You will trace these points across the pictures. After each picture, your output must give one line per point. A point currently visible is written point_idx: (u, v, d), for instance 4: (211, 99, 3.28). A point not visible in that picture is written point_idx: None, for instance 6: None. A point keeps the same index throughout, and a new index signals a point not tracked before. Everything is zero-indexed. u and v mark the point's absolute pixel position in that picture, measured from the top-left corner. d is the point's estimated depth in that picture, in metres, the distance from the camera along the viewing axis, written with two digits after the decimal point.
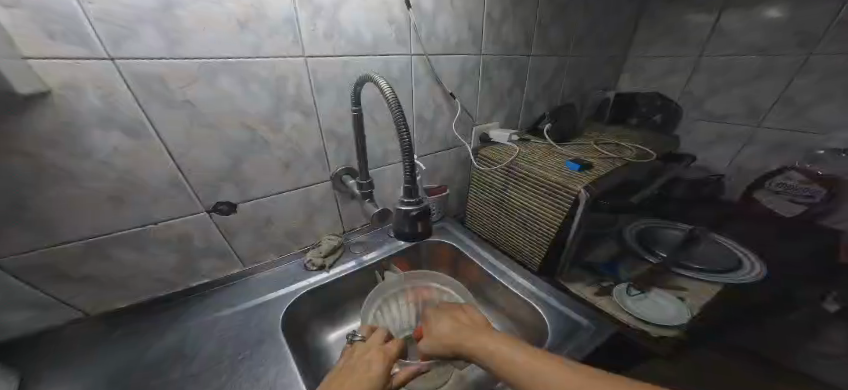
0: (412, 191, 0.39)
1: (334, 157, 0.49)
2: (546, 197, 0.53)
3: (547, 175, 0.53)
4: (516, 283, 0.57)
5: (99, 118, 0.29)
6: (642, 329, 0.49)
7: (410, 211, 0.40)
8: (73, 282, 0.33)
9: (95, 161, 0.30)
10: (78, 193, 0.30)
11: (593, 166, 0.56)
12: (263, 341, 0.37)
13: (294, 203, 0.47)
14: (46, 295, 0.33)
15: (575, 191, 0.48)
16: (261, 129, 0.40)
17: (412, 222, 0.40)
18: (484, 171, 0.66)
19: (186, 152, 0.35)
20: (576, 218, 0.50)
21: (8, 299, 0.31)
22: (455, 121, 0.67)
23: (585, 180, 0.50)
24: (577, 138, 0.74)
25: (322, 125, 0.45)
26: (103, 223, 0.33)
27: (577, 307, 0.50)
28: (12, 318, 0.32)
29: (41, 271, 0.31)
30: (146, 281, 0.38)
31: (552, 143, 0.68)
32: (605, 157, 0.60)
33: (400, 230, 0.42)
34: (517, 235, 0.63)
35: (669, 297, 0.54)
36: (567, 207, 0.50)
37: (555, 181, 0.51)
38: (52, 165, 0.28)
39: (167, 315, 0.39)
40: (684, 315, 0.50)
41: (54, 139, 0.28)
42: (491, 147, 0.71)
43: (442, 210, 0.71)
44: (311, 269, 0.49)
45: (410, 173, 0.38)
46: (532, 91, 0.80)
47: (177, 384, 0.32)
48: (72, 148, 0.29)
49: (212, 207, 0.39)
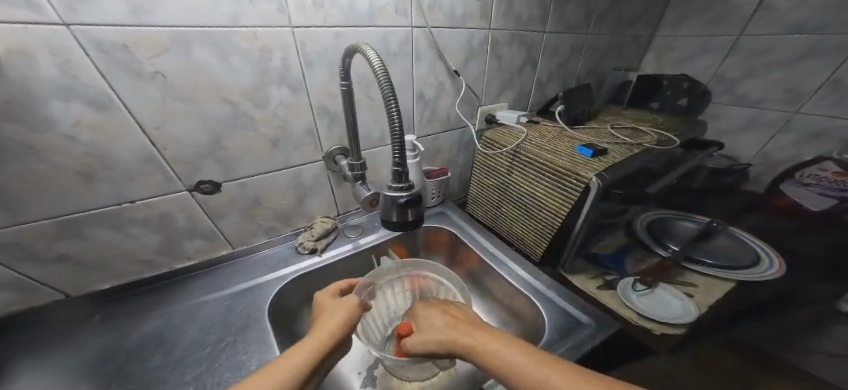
0: (401, 175, 0.37)
1: (326, 136, 0.46)
2: (554, 183, 0.49)
3: (557, 161, 0.49)
4: (514, 274, 0.55)
5: (59, 89, 0.27)
6: (643, 325, 0.47)
7: (399, 196, 0.36)
8: (51, 261, 0.33)
9: (60, 134, 0.28)
10: (44, 168, 0.29)
11: (608, 152, 0.51)
12: (248, 328, 0.36)
13: (283, 183, 0.45)
14: (22, 275, 0.32)
15: (585, 180, 0.44)
16: (244, 105, 0.37)
17: (401, 208, 0.37)
18: (489, 153, 0.63)
19: (161, 126, 0.33)
20: (584, 210, 0.46)
21: None
22: (458, 101, 0.63)
23: (599, 167, 0.46)
24: (591, 121, 0.68)
25: (312, 102, 0.43)
26: (77, 201, 0.32)
27: (576, 302, 0.48)
28: None
29: (12, 249, 0.30)
30: (128, 262, 0.37)
31: (563, 125, 0.63)
32: (622, 143, 0.55)
33: (385, 216, 0.38)
34: (519, 223, 0.60)
35: (677, 294, 0.51)
36: (576, 196, 0.46)
37: (564, 168, 0.47)
38: (11, 138, 0.26)
39: (154, 297, 0.39)
40: (692, 312, 0.47)
41: (10, 108, 0.25)
42: (498, 128, 0.66)
43: (441, 193, 0.68)
44: (302, 252, 0.48)
45: (400, 154, 0.35)
46: (545, 71, 0.74)
47: (157, 372, 0.31)
48: (31, 120, 0.27)
49: (194, 186, 0.38)
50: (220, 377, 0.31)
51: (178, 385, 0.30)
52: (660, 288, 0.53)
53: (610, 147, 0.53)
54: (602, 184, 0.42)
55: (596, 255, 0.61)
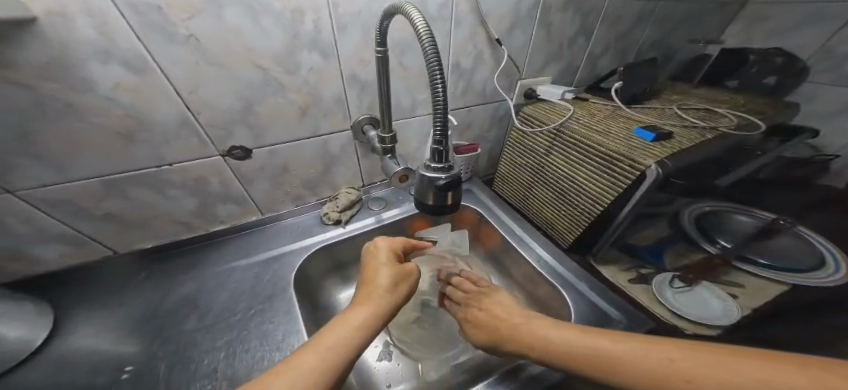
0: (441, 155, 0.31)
1: (356, 104, 0.45)
2: (601, 168, 0.44)
3: (609, 144, 0.43)
4: (541, 261, 0.52)
5: (95, 50, 0.26)
6: (674, 324, 0.44)
7: (437, 179, 0.31)
8: (99, 219, 0.35)
9: (100, 96, 0.28)
10: (88, 129, 0.29)
11: (673, 136, 0.44)
12: (273, 298, 0.38)
13: (310, 150, 0.45)
14: (78, 232, 0.35)
15: (642, 167, 0.38)
16: (274, 70, 0.36)
17: (439, 192, 0.31)
18: (529, 131, 0.58)
19: (194, 91, 0.32)
20: (632, 200, 0.41)
21: (38, 233, 0.33)
22: (497, 73, 0.57)
23: (660, 154, 0.39)
24: (652, 100, 0.59)
25: (343, 70, 0.41)
26: (120, 161, 0.33)
27: (608, 297, 0.45)
28: (47, 253, 0.34)
29: (64, 205, 0.32)
30: (167, 223, 0.40)
31: (619, 102, 0.55)
32: (692, 127, 0.47)
33: (419, 198, 0.33)
34: (552, 207, 0.56)
35: (719, 294, 0.47)
36: (625, 185, 0.41)
37: (617, 153, 0.42)
38: (53, 98, 0.27)
39: (193, 256, 0.42)
40: (733, 315, 0.44)
41: (51, 70, 0.25)
42: (540, 104, 0.60)
43: (470, 170, 0.65)
44: (327, 223, 0.50)
45: (442, 131, 0.31)
46: (601, 41, 0.64)
47: (190, 336, 0.32)
48: (72, 81, 0.27)
49: (227, 151, 0.38)
50: (250, 344, 0.32)
51: (208, 350, 0.31)
52: (701, 287, 0.49)
53: (676, 132, 0.46)
54: (662, 174, 0.36)
55: (633, 246, 0.57)
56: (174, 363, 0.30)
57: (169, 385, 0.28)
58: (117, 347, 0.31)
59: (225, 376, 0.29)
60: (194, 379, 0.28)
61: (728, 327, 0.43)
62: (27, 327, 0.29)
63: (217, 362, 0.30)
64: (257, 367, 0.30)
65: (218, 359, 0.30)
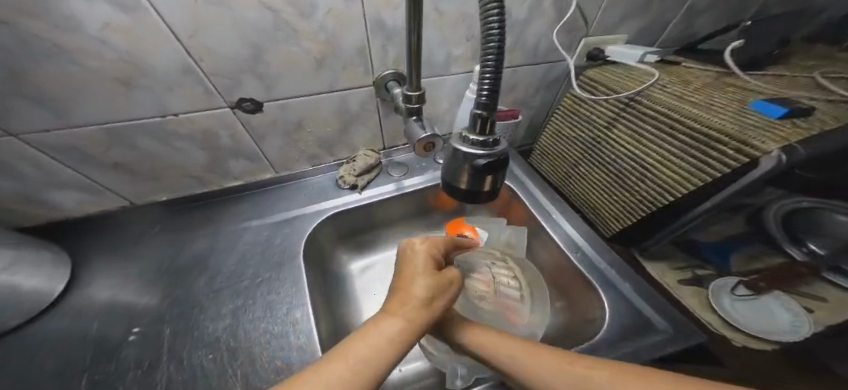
0: (486, 124, 0.20)
1: (380, 55, 0.39)
2: (690, 150, 0.34)
3: (708, 118, 0.33)
4: (582, 256, 0.45)
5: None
6: (722, 334, 0.40)
7: (478, 156, 0.20)
8: (111, 168, 0.36)
9: (89, 37, 0.26)
10: (80, 73, 0.27)
11: (812, 113, 0.31)
12: (282, 265, 0.39)
13: (327, 107, 0.41)
14: (89, 180, 0.36)
15: (759, 150, 0.28)
16: (286, 12, 0.30)
17: (474, 175, 0.20)
18: (588, 99, 0.48)
19: (193, 36, 0.29)
20: (723, 195, 0.32)
21: (54, 178, 0.34)
22: (557, 27, 0.46)
23: (786, 134, 0.28)
24: (783, 62, 0.43)
25: (367, 12, 0.34)
26: (122, 110, 0.32)
27: (657, 303, 0.39)
28: (66, 198, 0.37)
29: (68, 150, 0.33)
30: (177, 176, 0.40)
31: (729, 67, 0.40)
32: (840, 102, 0.32)
33: (447, 181, 0.22)
34: (605, 192, 0.48)
35: (791, 308, 0.42)
36: (721, 173, 0.31)
37: (719, 131, 0.31)
38: (36, 36, 0.24)
39: (207, 209, 0.44)
40: (802, 331, 0.39)
41: (27, 4, 0.22)
42: (608, 67, 0.49)
43: (506, 139, 0.57)
44: (342, 187, 0.48)
45: (493, 88, 0.19)
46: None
47: (201, 297, 0.35)
48: (51, 17, 0.24)
49: (236, 103, 0.36)
50: (253, 315, 0.34)
51: (214, 317, 0.33)
52: (770, 298, 0.43)
53: (815, 107, 0.32)
54: (786, 163, 0.26)
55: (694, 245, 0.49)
56: (182, 323, 0.32)
57: (172, 352, 0.30)
58: (139, 296, 0.34)
59: (228, 346, 0.31)
60: (198, 345, 0.31)
61: (792, 342, 0.38)
62: (46, 278, 0.32)
63: (219, 331, 0.32)
64: (258, 340, 0.32)
65: (222, 328, 0.32)
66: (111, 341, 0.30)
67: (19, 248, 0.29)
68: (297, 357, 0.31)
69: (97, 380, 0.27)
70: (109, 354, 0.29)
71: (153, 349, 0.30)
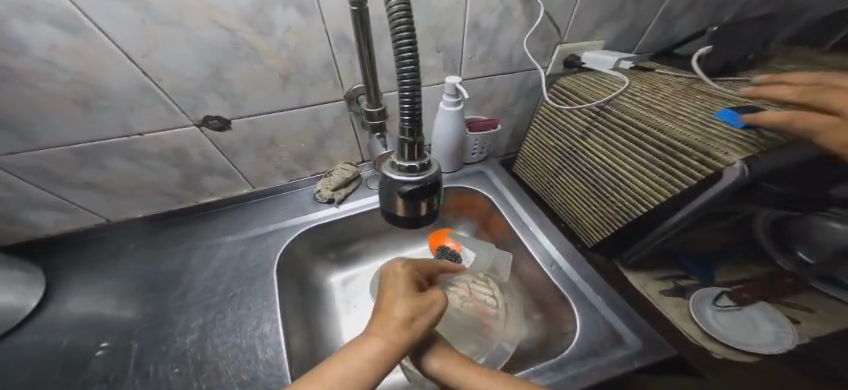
0: (413, 150, 0.20)
1: (348, 70, 0.39)
2: (660, 161, 0.34)
3: (674, 129, 0.32)
4: (553, 266, 0.46)
5: (11, 6, 0.23)
6: (701, 346, 0.39)
7: (403, 184, 0.20)
8: (84, 186, 0.37)
9: (36, 59, 0.26)
10: (38, 95, 0.28)
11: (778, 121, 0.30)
12: (255, 280, 0.39)
13: (298, 123, 0.42)
14: (60, 198, 0.37)
15: (720, 163, 0.27)
16: (244, 31, 0.31)
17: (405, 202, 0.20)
18: (562, 108, 0.47)
19: (147, 55, 0.29)
20: (692, 205, 0.31)
21: (28, 197, 0.35)
22: (528, 34, 0.46)
23: (748, 144, 0.28)
24: (760, 67, 0.42)
25: (328, 29, 0.35)
26: (83, 130, 0.32)
27: (628, 316, 0.39)
28: (42, 217, 0.38)
29: (37, 171, 0.33)
30: (153, 192, 0.41)
31: (698, 75, 0.39)
32: None
33: (386, 208, 0.22)
34: (584, 201, 0.47)
35: (776, 319, 0.40)
36: (690, 184, 0.31)
37: (683, 141, 0.31)
38: None
39: (185, 225, 0.45)
40: (785, 343, 0.38)
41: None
42: (582, 75, 0.48)
43: (486, 149, 0.57)
44: (320, 201, 0.48)
45: (413, 115, 0.19)
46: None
47: (173, 309, 0.35)
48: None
49: (202, 121, 0.36)
50: (223, 329, 0.34)
51: (183, 332, 0.33)
52: (755, 308, 0.42)
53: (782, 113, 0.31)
54: (749, 175, 0.25)
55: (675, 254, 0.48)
56: (150, 337, 0.33)
57: (139, 365, 0.30)
58: (111, 312, 0.35)
59: (195, 360, 0.31)
60: (165, 360, 0.31)
61: (772, 355, 0.37)
62: (17, 294, 0.33)
63: (187, 345, 0.32)
64: (225, 355, 0.32)
65: (190, 342, 0.32)
66: (80, 354, 0.31)
67: None
68: (265, 370, 0.31)
69: None
70: (75, 370, 0.30)
71: (120, 364, 0.30)
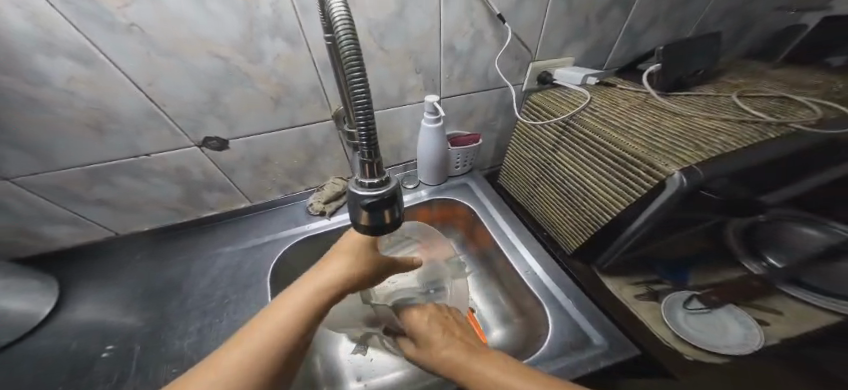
0: (372, 168, 0.22)
1: (334, 93, 0.43)
2: (618, 172, 0.37)
3: (626, 142, 0.36)
4: (530, 271, 0.49)
5: (37, 46, 0.27)
6: (674, 348, 0.40)
7: (363, 197, 0.21)
8: (94, 202, 0.40)
9: (58, 90, 0.30)
10: (58, 122, 0.32)
11: (717, 134, 0.33)
12: (249, 287, 0.42)
13: (290, 141, 0.45)
14: (73, 213, 0.40)
15: (661, 174, 0.31)
16: (236, 59, 0.35)
17: (369, 216, 0.22)
18: (535, 123, 0.51)
19: (152, 84, 0.33)
20: (645, 211, 0.34)
21: (45, 213, 0.39)
22: (500, 54, 0.50)
23: (687, 157, 0.31)
24: (713, 82, 0.46)
25: (314, 56, 0.38)
26: (96, 152, 0.36)
27: (595, 316, 0.42)
28: (56, 231, 0.41)
29: (52, 188, 0.37)
30: (156, 207, 0.45)
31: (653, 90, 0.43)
32: (749, 122, 0.35)
33: (353, 222, 0.24)
34: (560, 209, 0.51)
35: (744, 321, 0.42)
36: (642, 192, 0.34)
37: (632, 153, 0.34)
38: (13, 93, 0.29)
39: (185, 238, 0.48)
40: (751, 344, 0.39)
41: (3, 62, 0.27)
42: (552, 91, 0.52)
43: (469, 161, 0.60)
44: (312, 214, 0.52)
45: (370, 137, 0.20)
46: (646, 15, 0.54)
47: (174, 315, 0.38)
48: (27, 77, 0.28)
49: (202, 142, 0.40)
50: (218, 332, 0.37)
51: (182, 336, 0.36)
52: (723, 310, 0.44)
53: (722, 128, 0.34)
54: (687, 185, 0.28)
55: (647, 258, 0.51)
56: (151, 341, 0.36)
57: (141, 367, 0.33)
58: (117, 319, 0.38)
59: (191, 362, 0.34)
60: (164, 361, 0.34)
61: (738, 354, 0.39)
62: (33, 302, 0.36)
63: (185, 348, 0.35)
64: None
65: (187, 345, 0.35)
66: (86, 357, 0.34)
67: (9, 277, 0.34)
68: None
69: None
70: (81, 371, 0.33)
71: (124, 366, 0.33)
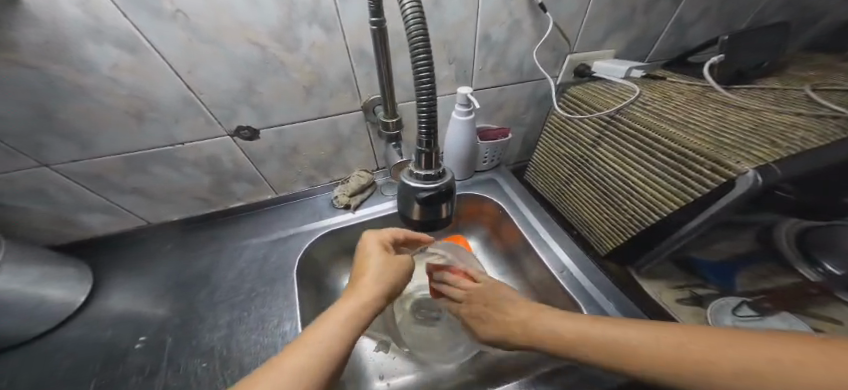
0: (429, 159, 0.23)
1: (366, 82, 0.41)
2: (672, 170, 0.33)
3: (685, 138, 0.32)
4: (565, 272, 0.46)
5: (85, 30, 0.27)
6: None
7: (420, 190, 0.22)
8: (128, 191, 0.40)
9: (103, 76, 0.30)
10: (99, 109, 0.32)
11: (796, 130, 0.29)
12: (277, 281, 0.41)
13: (318, 132, 0.44)
14: (108, 202, 0.41)
15: (729, 171, 0.27)
16: (272, 47, 0.34)
17: (424, 208, 0.23)
18: (572, 117, 0.48)
19: (191, 72, 0.33)
20: (703, 213, 0.31)
21: (82, 201, 0.39)
22: (538, 45, 0.48)
23: (762, 154, 0.27)
24: (777, 76, 0.42)
25: (349, 44, 0.37)
26: (133, 140, 0.36)
27: (639, 320, 0.39)
28: (92, 219, 0.41)
29: (88, 176, 0.37)
30: (186, 197, 0.44)
31: (712, 84, 0.39)
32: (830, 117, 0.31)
33: (404, 213, 0.25)
34: (596, 209, 0.47)
35: (804, 330, 0.37)
36: (701, 192, 0.30)
37: (692, 149, 0.31)
38: (59, 79, 0.29)
39: (213, 229, 0.47)
40: None
41: (51, 48, 0.27)
42: (593, 85, 0.49)
43: (497, 156, 0.58)
44: (337, 207, 0.50)
45: (431, 128, 0.21)
46: (698, 4, 0.50)
47: (204, 306, 0.38)
48: (73, 62, 0.28)
49: (234, 131, 0.39)
50: (247, 326, 0.36)
51: (211, 328, 0.36)
52: (779, 319, 0.39)
53: (799, 124, 0.30)
54: (762, 183, 0.24)
55: (693, 263, 0.47)
56: (184, 330, 0.35)
57: (173, 358, 0.33)
58: (149, 309, 0.38)
59: (222, 356, 0.33)
60: (196, 353, 0.33)
61: None
62: (69, 290, 0.36)
63: (215, 341, 0.34)
64: (249, 351, 0.34)
65: (216, 339, 0.35)
66: (121, 347, 0.34)
67: (48, 264, 0.34)
68: None
69: (102, 384, 0.31)
70: (116, 361, 0.33)
71: (156, 358, 0.33)
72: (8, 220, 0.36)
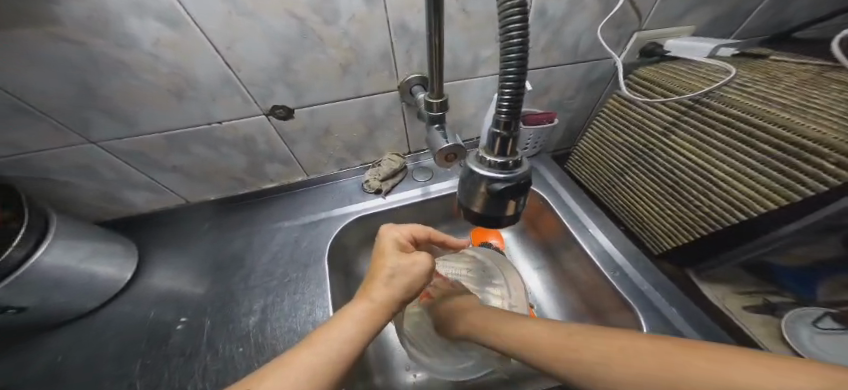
0: (505, 144, 0.19)
1: (406, 59, 0.38)
2: (764, 162, 0.28)
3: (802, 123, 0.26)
4: (618, 272, 0.41)
5: (127, 3, 0.25)
6: None
7: (494, 181, 0.19)
8: (168, 171, 0.41)
9: (144, 52, 0.29)
10: (141, 86, 0.31)
11: None
12: (309, 266, 0.40)
13: (353, 113, 0.42)
14: (151, 180, 0.41)
15: None
16: (310, 19, 0.31)
17: (490, 199, 0.20)
18: (639, 101, 0.42)
19: (230, 47, 0.31)
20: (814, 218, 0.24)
21: (127, 179, 0.40)
22: (603, 20, 0.41)
23: None
24: None
25: (391, 16, 0.33)
26: (173, 119, 0.35)
27: (706, 334, 0.34)
28: (137, 196, 0.42)
29: (132, 154, 0.37)
30: (222, 178, 0.44)
31: (832, 63, 0.32)
32: None
33: (465, 202, 0.22)
34: (656, 206, 0.41)
35: None
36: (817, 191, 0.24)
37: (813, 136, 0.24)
38: (103, 54, 0.28)
39: (247, 210, 0.47)
40: None
41: (94, 22, 0.26)
42: (670, 65, 0.43)
43: (540, 143, 0.53)
44: (368, 191, 0.49)
45: (514, 108, 0.18)
46: None
47: (239, 287, 0.38)
48: (116, 37, 0.27)
49: (269, 110, 0.38)
50: (281, 311, 0.36)
51: (246, 312, 0.36)
52: None
53: None
54: None
55: None
56: (221, 310, 0.36)
57: (212, 339, 0.33)
58: (188, 288, 0.38)
59: (256, 341, 0.33)
60: (233, 337, 0.33)
61: None
62: (118, 267, 0.37)
63: (250, 326, 0.34)
64: (283, 338, 0.33)
65: (251, 324, 0.34)
66: (164, 325, 0.35)
67: (97, 242, 0.35)
68: None
69: (148, 362, 0.32)
70: (161, 338, 0.33)
71: (195, 339, 0.33)
72: (63, 194, 0.38)
